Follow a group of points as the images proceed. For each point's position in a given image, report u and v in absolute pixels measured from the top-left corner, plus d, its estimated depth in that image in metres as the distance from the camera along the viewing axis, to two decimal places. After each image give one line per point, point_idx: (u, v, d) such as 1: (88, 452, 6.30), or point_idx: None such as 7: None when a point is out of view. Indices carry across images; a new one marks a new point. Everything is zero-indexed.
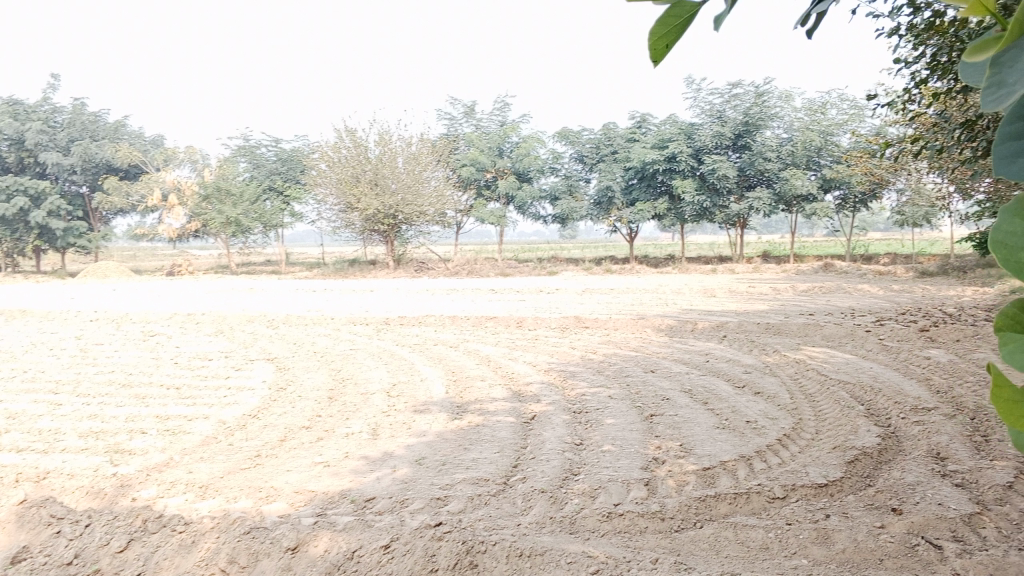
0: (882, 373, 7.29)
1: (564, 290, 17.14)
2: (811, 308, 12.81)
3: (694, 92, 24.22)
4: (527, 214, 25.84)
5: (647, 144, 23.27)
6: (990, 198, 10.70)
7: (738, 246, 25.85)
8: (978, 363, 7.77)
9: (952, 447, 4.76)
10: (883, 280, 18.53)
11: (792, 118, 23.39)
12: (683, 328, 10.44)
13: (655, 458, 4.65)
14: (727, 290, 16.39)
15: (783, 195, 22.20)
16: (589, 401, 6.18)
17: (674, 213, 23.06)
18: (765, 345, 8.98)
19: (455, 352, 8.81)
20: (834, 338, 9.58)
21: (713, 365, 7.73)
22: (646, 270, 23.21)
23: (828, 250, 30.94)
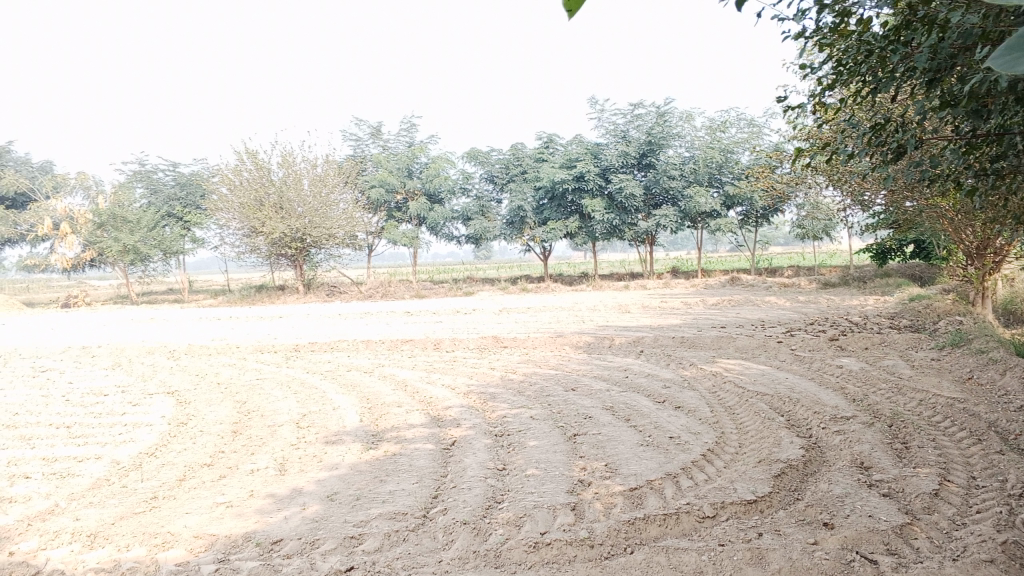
0: (798, 383, 7.34)
1: (479, 310, 16.95)
2: (723, 321, 12.99)
3: (600, 112, 24.57)
4: (439, 235, 25.61)
5: (557, 163, 23.42)
6: (888, 209, 11.08)
7: (649, 263, 26.24)
8: (887, 369, 7.94)
9: (874, 456, 4.76)
10: (789, 292, 19.06)
11: (694, 137, 24.01)
12: (601, 344, 10.38)
13: (580, 480, 4.45)
14: (640, 306, 16.52)
15: (688, 212, 22.68)
16: (510, 422, 5.97)
17: (585, 232, 23.21)
18: (682, 359, 8.98)
19: (368, 377, 8.48)
20: (748, 349, 9.67)
21: (632, 381, 7.65)
22: (560, 288, 23.27)
23: (735, 264, 31.80)
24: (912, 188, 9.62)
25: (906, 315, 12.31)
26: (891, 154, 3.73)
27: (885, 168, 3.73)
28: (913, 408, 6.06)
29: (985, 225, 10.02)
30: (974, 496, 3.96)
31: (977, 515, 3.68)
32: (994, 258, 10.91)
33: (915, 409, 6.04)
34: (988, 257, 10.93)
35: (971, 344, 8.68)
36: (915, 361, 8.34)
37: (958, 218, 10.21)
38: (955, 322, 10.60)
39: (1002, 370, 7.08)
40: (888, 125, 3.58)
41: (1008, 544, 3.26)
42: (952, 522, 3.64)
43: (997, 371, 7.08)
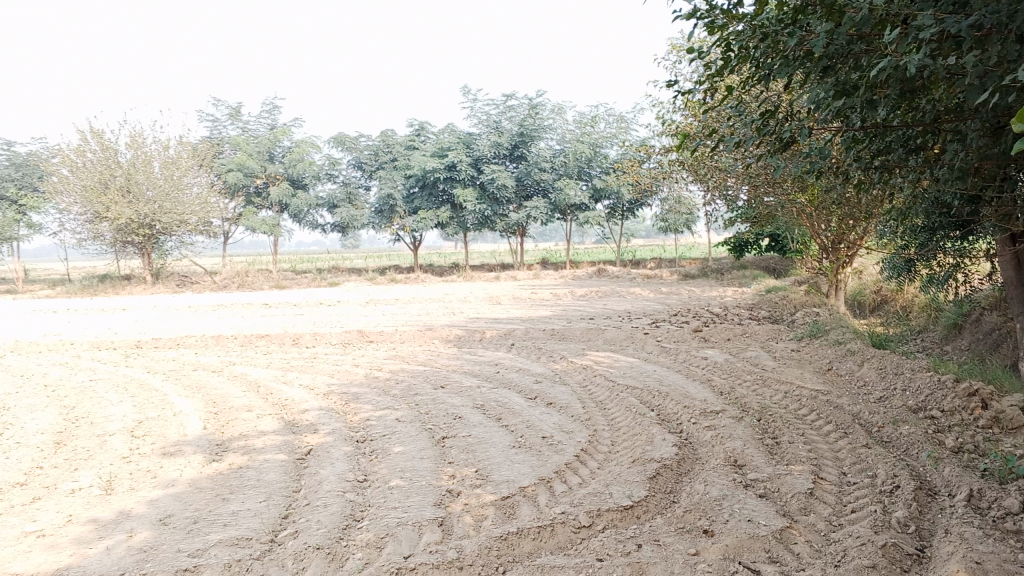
0: (667, 376, 7.28)
1: (345, 302, 16.28)
2: (592, 312, 12.99)
3: (471, 101, 24.27)
4: (303, 222, 24.60)
5: (427, 152, 22.92)
6: (750, 204, 11.33)
7: (519, 253, 26.23)
8: (751, 361, 8.04)
9: (747, 453, 4.66)
10: (653, 283, 19.44)
11: (564, 130, 24.17)
12: (471, 338, 10.06)
13: (449, 491, 4.10)
14: (511, 297, 16.35)
15: (557, 204, 22.74)
16: (374, 426, 5.56)
17: (456, 222, 22.84)
18: (552, 352, 8.80)
19: (217, 377, 7.82)
20: (617, 341, 9.63)
21: (503, 376, 7.38)
22: (430, 278, 22.82)
23: (602, 256, 32.37)
24: (774, 183, 9.82)
25: (765, 306, 12.70)
26: (777, 141, 3.60)
27: (771, 155, 3.59)
28: (780, 401, 6.07)
29: (840, 220, 10.36)
30: (847, 493, 3.92)
31: (852, 515, 3.61)
32: (846, 252, 11.34)
33: (781, 402, 6.05)
34: (840, 251, 11.34)
35: (828, 336, 8.94)
36: (776, 352, 8.52)
37: (814, 212, 10.52)
38: (812, 313, 10.95)
39: (859, 362, 7.28)
40: (776, 111, 3.43)
41: (889, 547, 3.17)
42: (829, 524, 3.55)
43: (856, 362, 7.28)
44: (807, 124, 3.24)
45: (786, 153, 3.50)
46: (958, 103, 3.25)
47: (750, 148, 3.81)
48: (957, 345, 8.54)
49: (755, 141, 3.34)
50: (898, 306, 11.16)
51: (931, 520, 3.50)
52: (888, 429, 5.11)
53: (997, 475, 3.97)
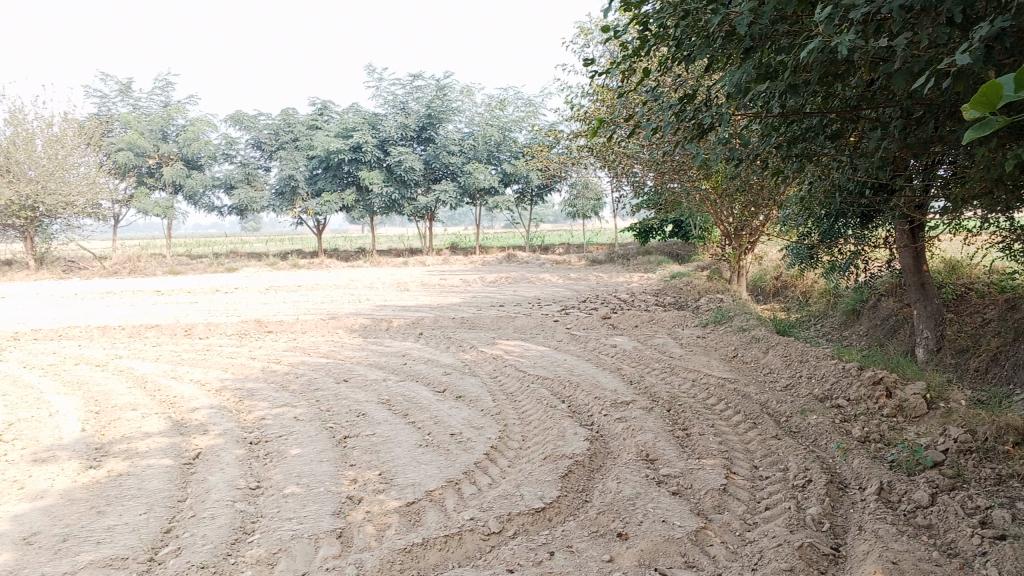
0: (577, 365, 7.15)
1: (244, 289, 15.59)
2: (501, 299, 12.81)
3: (376, 81, 23.69)
4: (199, 204, 23.51)
5: (331, 132, 22.23)
6: (656, 191, 11.35)
7: (428, 238, 25.85)
8: (659, 348, 8.01)
9: (658, 446, 4.53)
10: (562, 268, 19.44)
11: (472, 113, 23.91)
12: (377, 328, 9.71)
13: (349, 498, 3.84)
14: (420, 283, 16.00)
15: (466, 188, 22.46)
16: (269, 427, 5.23)
17: (362, 205, 22.24)
18: (461, 342, 8.57)
19: (100, 373, 7.26)
20: (527, 329, 9.47)
21: (410, 368, 7.11)
22: (335, 264, 22.20)
23: (511, 241, 32.26)
24: (680, 170, 9.82)
25: (670, 291, 12.80)
26: (694, 129, 3.45)
27: (687, 143, 3.44)
28: (689, 390, 6.01)
29: (743, 207, 10.47)
30: (760, 489, 3.85)
31: (766, 512, 3.55)
32: (749, 238, 11.48)
33: (690, 391, 6.00)
34: (743, 238, 11.50)
35: (733, 322, 9.00)
36: (683, 339, 8.53)
37: (718, 199, 10.59)
38: (716, 299, 11.05)
39: (764, 348, 7.35)
40: (694, 97, 3.28)
41: (805, 548, 3.10)
42: (744, 522, 3.47)
43: (761, 349, 7.34)
44: (726, 108, 3.10)
45: (703, 140, 3.36)
46: (873, 93, 3.19)
47: (666, 137, 3.66)
48: (855, 331, 8.73)
49: (674, 129, 3.17)
50: (798, 292, 11.39)
51: (844, 517, 3.49)
52: (796, 419, 5.12)
53: (904, 467, 4.00)
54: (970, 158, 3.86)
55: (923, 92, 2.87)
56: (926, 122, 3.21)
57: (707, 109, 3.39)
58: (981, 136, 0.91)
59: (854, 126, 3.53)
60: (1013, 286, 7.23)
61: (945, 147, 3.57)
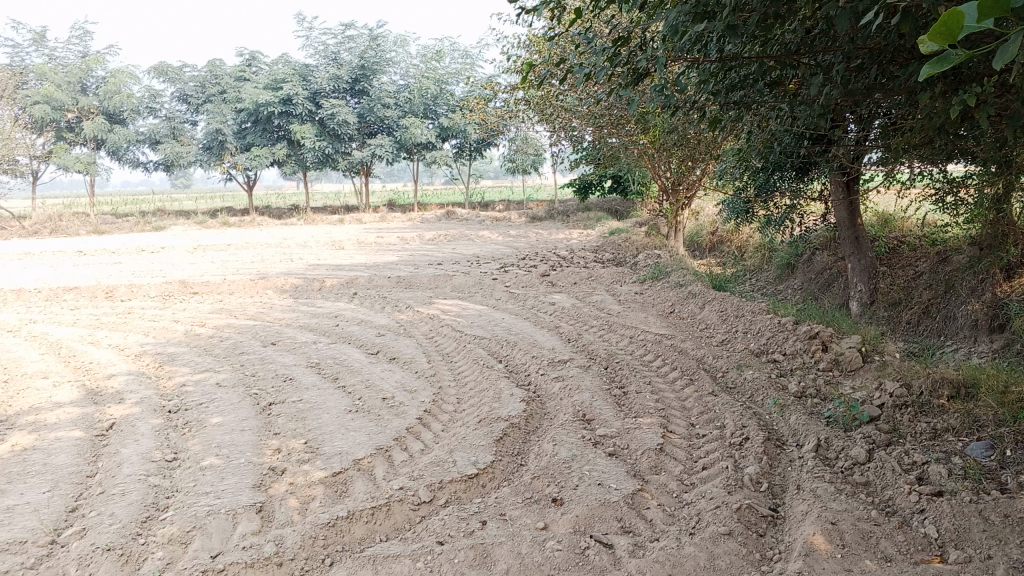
0: (516, 323, 7.00)
1: (171, 248, 14.98)
2: (439, 256, 12.54)
3: (306, 31, 22.89)
4: (123, 160, 22.50)
5: (260, 84, 21.42)
6: (595, 146, 11.17)
7: (364, 195, 25.31)
8: (598, 305, 7.90)
9: (595, 405, 4.40)
10: (501, 225, 19.22)
11: (407, 65, 23.35)
12: (309, 288, 9.39)
13: (272, 469, 3.64)
14: (355, 241, 15.61)
15: (402, 143, 21.98)
16: (189, 395, 4.97)
17: (295, 160, 21.57)
18: (396, 301, 8.32)
19: (11, 339, 6.83)
20: (464, 288, 9.27)
21: (341, 330, 6.88)
22: (267, 222, 21.56)
23: (449, 198, 31.82)
24: (618, 124, 9.66)
25: (609, 247, 12.71)
26: (630, 75, 3.26)
27: (622, 90, 3.25)
28: (627, 347, 5.92)
29: (681, 162, 10.38)
30: (697, 448, 3.77)
31: (704, 472, 3.47)
32: (686, 194, 11.42)
33: (627, 347, 5.91)
34: (681, 193, 11.43)
35: (671, 278, 8.95)
36: (621, 295, 8.44)
37: (656, 154, 10.49)
38: (654, 255, 10.99)
39: (702, 304, 7.30)
40: (629, 40, 3.08)
41: (743, 510, 3.03)
42: (681, 483, 3.38)
43: (698, 305, 7.30)
44: (663, 51, 2.91)
45: (639, 88, 3.18)
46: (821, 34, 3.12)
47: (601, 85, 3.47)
48: (790, 285, 8.77)
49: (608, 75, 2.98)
50: (734, 247, 11.42)
51: (782, 475, 3.45)
52: (732, 375, 5.07)
53: (841, 423, 3.97)
54: (910, 108, 3.78)
55: (867, 35, 2.74)
56: (869, 67, 3.09)
57: (644, 54, 3.21)
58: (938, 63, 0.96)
59: (795, 73, 3.39)
60: (943, 238, 7.31)
61: (886, 96, 3.48)
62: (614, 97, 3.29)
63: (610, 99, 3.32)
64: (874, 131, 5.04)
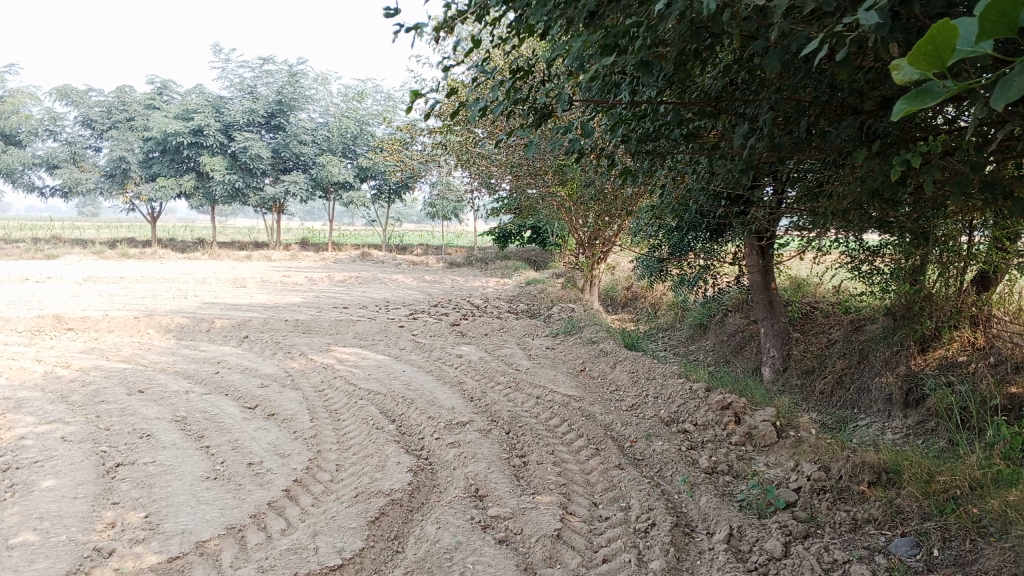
0: (415, 377, 6.52)
1: (57, 278, 13.95)
2: (345, 300, 11.97)
3: (223, 62, 22.30)
4: (17, 183, 21.14)
5: (170, 113, 20.56)
6: (511, 194, 10.89)
7: (275, 232, 24.49)
8: (506, 359, 7.49)
9: (490, 477, 3.93)
10: (417, 270, 18.77)
11: (328, 102, 23.02)
12: (196, 329, 8.94)
13: (97, 550, 3.05)
14: (259, 279, 14.91)
15: (318, 181, 21.41)
16: (26, 450, 4.31)
17: (202, 193, 20.66)
18: (289, 348, 7.74)
19: None
20: (367, 335, 8.74)
21: (222, 379, 6.27)
22: (170, 255, 20.52)
23: (368, 239, 31.19)
24: (536, 173, 9.41)
25: (524, 299, 12.37)
26: (533, 113, 2.89)
27: (522, 130, 2.88)
28: (530, 407, 5.50)
29: (598, 216, 10.18)
30: (598, 533, 3.37)
31: (605, 565, 3.04)
32: (602, 248, 11.21)
33: (531, 408, 5.49)
34: (597, 247, 11.20)
35: (583, 333, 8.62)
36: (532, 350, 8.06)
37: (573, 206, 10.26)
38: (568, 309, 10.69)
39: (612, 363, 6.98)
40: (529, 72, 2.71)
41: None
42: None
43: (609, 364, 6.97)
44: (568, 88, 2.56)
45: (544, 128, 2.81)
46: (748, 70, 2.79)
47: (501, 120, 3.10)
48: (702, 346, 8.57)
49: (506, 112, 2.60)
50: (648, 303, 11.22)
51: (690, 572, 3.07)
52: (640, 445, 4.69)
53: (754, 508, 3.63)
54: (833, 172, 3.55)
55: (794, 79, 2.47)
56: (798, 121, 2.82)
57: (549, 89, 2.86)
58: (926, 99, 0.67)
59: (716, 120, 3.10)
60: (857, 306, 7.20)
61: (812, 155, 3.23)
62: (513, 136, 2.91)
63: (509, 140, 2.95)
64: (793, 194, 4.85)
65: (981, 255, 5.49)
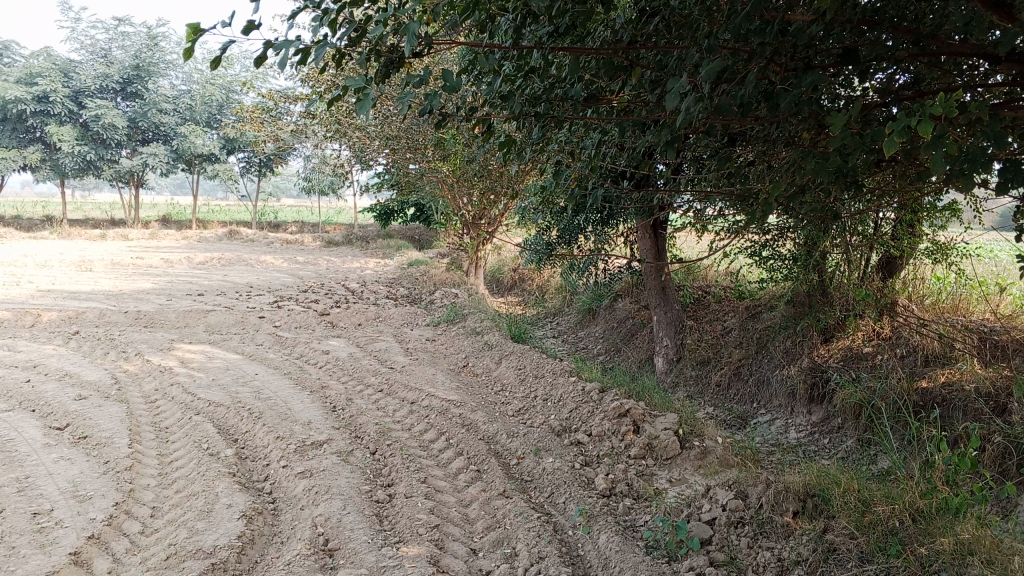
0: (270, 381, 5.66)
1: None
2: (203, 285, 10.83)
3: (71, 21, 20.33)
4: None
5: (9, 76, 18.40)
6: (388, 169, 10.00)
7: (134, 209, 22.58)
8: (379, 355, 6.68)
9: (346, 521, 3.21)
10: (291, 250, 17.58)
11: (191, 69, 21.49)
12: (18, 324, 7.74)
13: None
14: (109, 262, 13.49)
15: (180, 153, 19.84)
16: None
17: (48, 165, 18.61)
18: (127, 347, 6.70)
19: None
20: (223, 328, 7.75)
21: (33, 390, 5.23)
22: (11, 234, 18.47)
23: (241, 217, 29.40)
24: (415, 148, 8.59)
25: (404, 282, 11.54)
26: (379, 58, 2.12)
27: (356, 78, 2.10)
28: (401, 417, 4.76)
29: (482, 193, 9.48)
30: None
31: None
32: (486, 229, 10.50)
33: (401, 418, 4.76)
34: (480, 228, 10.47)
35: (466, 323, 7.91)
36: (409, 342, 7.30)
37: (456, 184, 9.49)
38: (450, 294, 9.94)
39: (496, 358, 6.32)
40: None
41: None
42: None
43: (493, 360, 6.31)
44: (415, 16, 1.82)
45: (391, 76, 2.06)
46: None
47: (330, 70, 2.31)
48: (591, 333, 8.04)
49: (328, 50, 1.82)
50: (535, 287, 10.62)
51: None
52: (528, 463, 4.05)
53: (663, 549, 3.04)
54: (759, 148, 2.94)
55: (736, 15, 1.81)
56: (729, 80, 2.16)
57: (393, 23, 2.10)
58: None
59: (623, 76, 2.42)
60: (751, 291, 6.78)
61: (738, 123, 2.60)
62: (344, 90, 2.14)
63: (339, 97, 2.18)
64: (698, 172, 4.26)
65: (886, 240, 5.13)
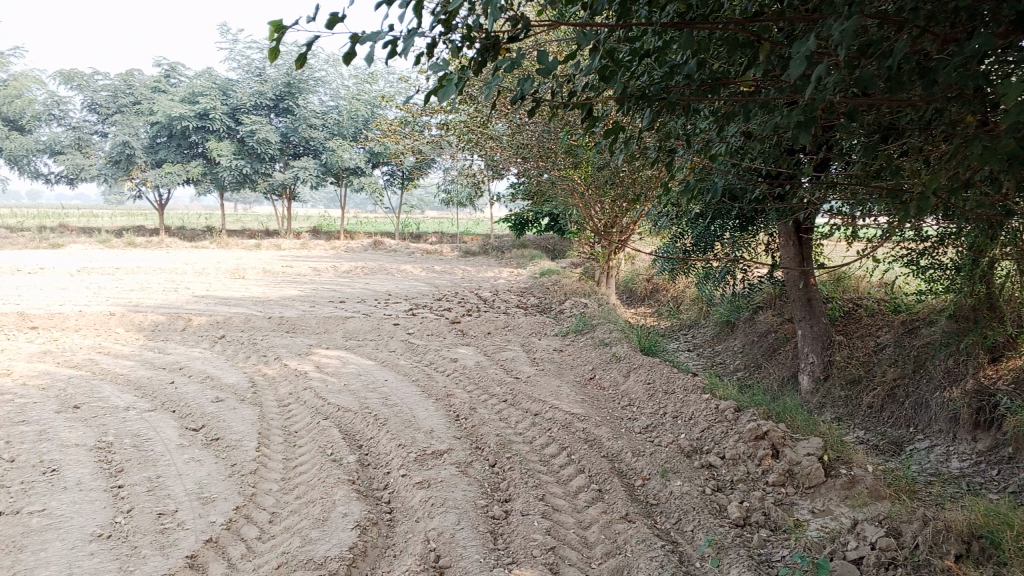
0: (397, 388, 5.67)
1: (51, 270, 13.35)
2: (343, 293, 11.17)
3: (231, 44, 21.68)
4: (22, 172, 20.88)
5: (176, 96, 19.81)
6: (521, 178, 9.95)
7: (286, 221, 23.76)
8: (506, 365, 6.59)
9: (459, 537, 3.09)
10: (428, 259, 17.92)
11: (339, 86, 22.38)
12: (171, 328, 8.20)
13: None
14: (261, 270, 14.21)
15: (329, 167, 20.68)
16: None
17: (210, 179, 19.87)
18: (267, 351, 6.94)
19: None
20: (358, 335, 7.90)
21: (176, 391, 5.47)
22: (176, 244, 19.87)
23: (385, 228, 30.38)
24: (546, 156, 8.46)
25: (536, 292, 11.46)
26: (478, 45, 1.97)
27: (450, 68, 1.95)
28: (524, 430, 4.62)
29: (614, 201, 9.25)
30: None
31: None
32: (619, 238, 10.25)
33: (524, 430, 4.61)
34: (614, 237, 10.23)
35: (595, 333, 7.71)
36: (536, 352, 7.18)
37: (588, 192, 9.31)
38: (581, 304, 9.76)
39: (625, 371, 6.09)
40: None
41: None
42: None
43: (622, 372, 6.08)
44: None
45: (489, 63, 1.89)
46: None
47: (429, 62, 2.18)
48: (730, 347, 7.63)
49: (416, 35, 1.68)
50: (670, 297, 10.25)
51: None
52: (655, 484, 3.81)
53: None
54: (919, 138, 2.59)
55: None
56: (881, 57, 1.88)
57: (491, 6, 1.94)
58: None
59: (758, 59, 2.16)
60: (909, 304, 6.20)
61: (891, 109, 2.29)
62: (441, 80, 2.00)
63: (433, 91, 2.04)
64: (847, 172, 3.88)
65: None
